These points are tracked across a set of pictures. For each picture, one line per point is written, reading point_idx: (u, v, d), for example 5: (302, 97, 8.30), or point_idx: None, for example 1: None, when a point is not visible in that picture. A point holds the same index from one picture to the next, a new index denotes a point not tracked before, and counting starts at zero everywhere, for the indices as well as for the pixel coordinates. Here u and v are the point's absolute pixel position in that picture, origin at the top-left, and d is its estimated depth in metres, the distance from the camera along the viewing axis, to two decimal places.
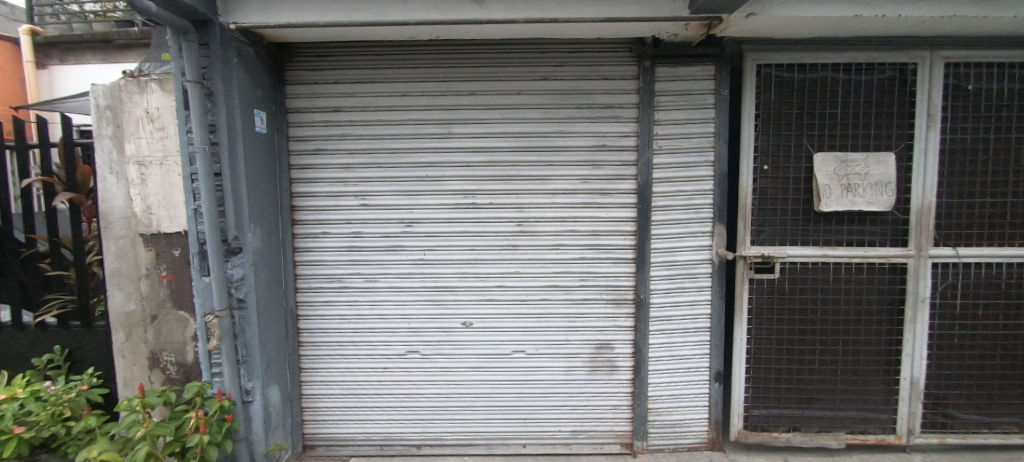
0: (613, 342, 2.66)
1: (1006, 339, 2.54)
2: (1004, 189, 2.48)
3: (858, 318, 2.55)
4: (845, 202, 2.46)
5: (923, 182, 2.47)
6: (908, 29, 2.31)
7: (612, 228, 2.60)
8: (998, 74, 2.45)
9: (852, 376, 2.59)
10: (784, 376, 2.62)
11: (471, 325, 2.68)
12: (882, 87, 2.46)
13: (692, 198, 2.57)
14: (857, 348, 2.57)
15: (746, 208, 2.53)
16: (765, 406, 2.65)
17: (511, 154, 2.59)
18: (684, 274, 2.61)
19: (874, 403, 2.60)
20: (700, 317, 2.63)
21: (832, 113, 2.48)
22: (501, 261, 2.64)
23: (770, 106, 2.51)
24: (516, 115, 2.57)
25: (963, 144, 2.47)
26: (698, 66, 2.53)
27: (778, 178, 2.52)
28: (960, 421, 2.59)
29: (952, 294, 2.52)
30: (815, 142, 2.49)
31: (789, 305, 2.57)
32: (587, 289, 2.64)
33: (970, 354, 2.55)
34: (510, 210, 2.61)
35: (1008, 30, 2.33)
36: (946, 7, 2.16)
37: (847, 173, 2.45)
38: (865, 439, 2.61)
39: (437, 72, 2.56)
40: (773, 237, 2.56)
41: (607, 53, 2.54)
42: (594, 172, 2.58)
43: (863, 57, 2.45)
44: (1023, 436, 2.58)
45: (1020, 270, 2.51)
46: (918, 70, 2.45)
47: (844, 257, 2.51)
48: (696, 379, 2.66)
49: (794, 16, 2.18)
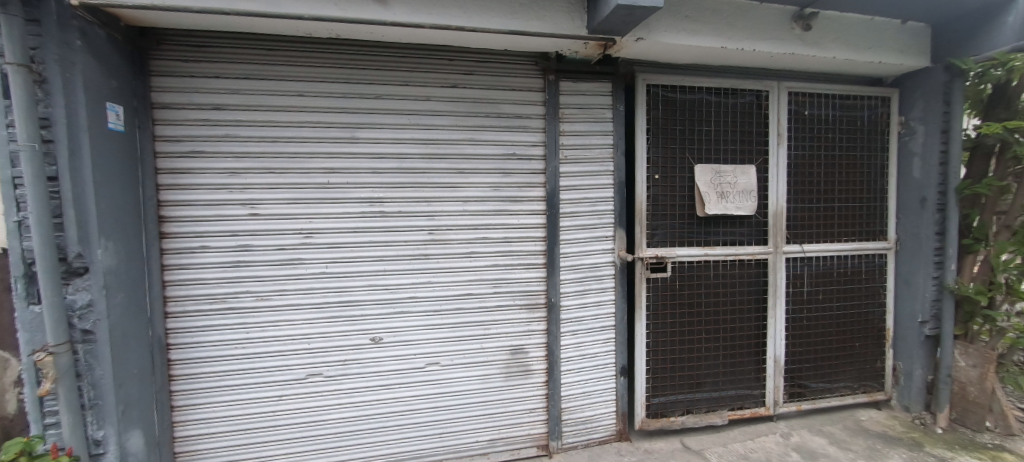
0: (527, 346, 2.71)
1: (839, 318, 3.12)
2: (834, 195, 3.06)
3: (734, 308, 2.94)
4: (720, 208, 2.83)
5: (776, 191, 2.94)
6: (760, 61, 2.76)
7: (523, 235, 2.66)
8: (825, 102, 3.03)
9: (730, 359, 2.96)
10: (677, 364, 2.90)
11: (382, 341, 2.53)
12: (743, 109, 2.90)
13: (595, 205, 2.74)
14: (733, 334, 2.96)
15: (642, 213, 2.78)
16: (663, 393, 2.91)
17: (421, 161, 2.52)
18: (590, 277, 2.76)
19: (748, 381, 3.00)
20: (606, 316, 2.81)
21: (708, 130, 2.85)
22: (413, 271, 2.55)
23: (658, 122, 2.80)
24: (425, 121, 2.52)
25: (803, 159, 3.00)
26: (596, 83, 2.73)
27: (667, 187, 2.82)
28: (810, 388, 3.11)
29: (801, 283, 3.03)
30: (695, 155, 2.84)
31: (679, 300, 2.87)
32: (500, 296, 2.66)
33: (815, 333, 3.08)
34: (421, 218, 2.54)
35: (829, 68, 2.90)
36: (784, 46, 2.63)
37: (721, 182, 2.83)
38: (743, 414, 2.99)
39: (339, 72, 2.41)
40: (665, 239, 2.84)
41: (514, 64, 2.62)
42: (505, 180, 2.63)
43: (728, 83, 2.86)
44: (853, 397, 3.18)
45: (846, 261, 3.10)
46: (769, 97, 2.93)
47: (721, 255, 2.88)
48: (603, 376, 2.83)
49: (674, 43, 2.48)
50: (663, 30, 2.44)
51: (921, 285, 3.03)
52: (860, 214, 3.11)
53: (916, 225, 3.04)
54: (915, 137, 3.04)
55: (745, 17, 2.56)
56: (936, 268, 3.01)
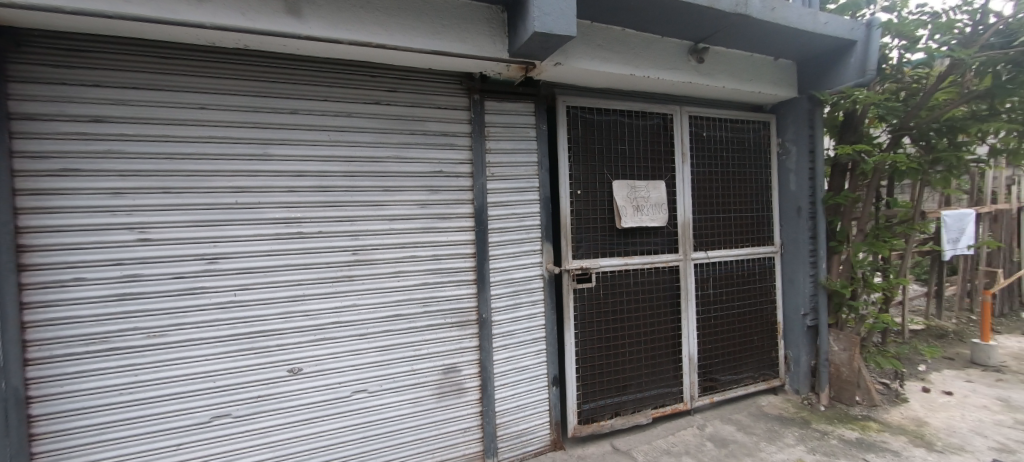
0: (459, 365, 2.67)
1: (740, 315, 3.49)
2: (730, 206, 3.45)
3: (652, 313, 3.17)
4: (637, 219, 3.06)
5: (683, 203, 3.24)
6: (663, 88, 3.06)
7: (452, 251, 2.65)
8: (719, 125, 3.43)
9: (651, 360, 3.18)
10: (605, 369, 3.05)
11: (303, 371, 2.36)
12: (651, 130, 3.19)
13: (522, 220, 2.82)
14: (653, 336, 3.18)
15: (567, 227, 2.91)
16: (593, 399, 3.03)
17: (342, 179, 2.42)
18: (520, 290, 2.82)
19: (668, 380, 3.23)
20: (536, 328, 2.87)
21: (622, 149, 3.08)
22: (336, 294, 2.41)
23: (578, 141, 2.97)
24: (346, 138, 2.43)
25: (703, 175, 3.35)
26: (519, 103, 2.83)
27: (588, 201, 2.99)
28: (719, 381, 3.43)
29: (708, 286, 3.35)
30: (612, 172, 3.05)
31: (604, 308, 3.03)
32: (430, 315, 2.60)
33: (721, 331, 3.42)
34: (344, 238, 2.43)
35: (720, 95, 3.30)
36: (682, 75, 2.95)
37: (636, 196, 3.07)
38: (665, 410, 3.20)
39: (248, 85, 2.25)
40: (589, 251, 2.99)
41: (438, 83, 2.63)
42: (432, 197, 2.61)
43: (638, 105, 3.12)
44: (755, 385, 3.55)
45: (743, 264, 3.49)
46: (673, 119, 3.24)
47: (639, 264, 3.10)
48: (536, 387, 2.87)
49: (588, 69, 2.66)
50: (578, 56, 2.61)
51: (802, 282, 3.50)
52: (752, 223, 3.54)
53: (795, 231, 3.53)
54: (790, 155, 3.54)
55: (649, 48, 2.83)
56: (812, 267, 3.50)
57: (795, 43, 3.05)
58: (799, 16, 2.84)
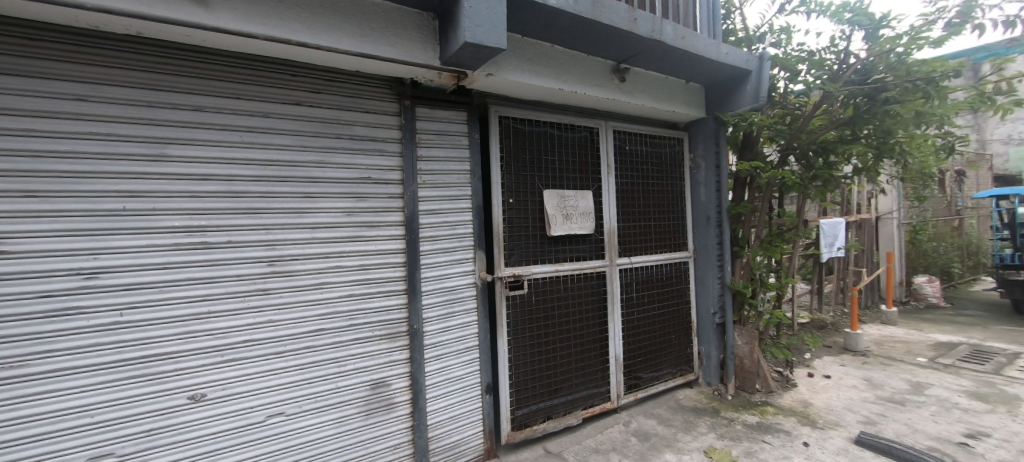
0: (388, 379, 2.56)
1: (660, 316, 3.76)
2: (650, 215, 3.72)
3: (581, 316, 3.30)
4: (566, 227, 3.19)
5: (608, 211, 3.43)
6: (589, 103, 3.23)
7: (381, 261, 2.55)
8: (639, 139, 3.69)
9: (581, 363, 3.30)
10: (537, 374, 3.11)
11: (207, 398, 2.11)
12: (578, 142, 3.34)
13: (454, 228, 2.80)
14: (583, 339, 3.31)
15: (499, 234, 2.95)
16: (526, 404, 3.08)
17: (258, 184, 2.23)
18: (452, 299, 2.79)
19: (596, 380, 3.38)
20: (469, 337, 2.86)
21: (552, 160, 3.20)
22: (249, 310, 2.21)
23: (509, 150, 3.03)
24: (263, 140, 2.25)
25: (626, 185, 3.58)
26: (451, 111, 2.83)
27: (520, 210, 3.05)
28: (643, 379, 3.66)
29: (631, 289, 3.57)
30: (542, 181, 3.14)
31: (536, 314, 3.10)
32: (357, 329, 2.47)
33: (644, 331, 3.65)
34: (261, 248, 2.24)
35: (639, 113, 3.56)
36: (605, 92, 3.14)
37: (565, 205, 3.19)
38: (594, 410, 3.34)
39: (142, 76, 2.00)
40: (521, 258, 3.05)
41: (366, 86, 2.54)
42: (359, 205, 2.49)
43: (565, 118, 3.26)
44: (674, 381, 3.84)
45: (662, 268, 3.77)
46: (599, 133, 3.43)
47: (569, 270, 3.22)
48: (469, 396, 2.85)
49: (518, 81, 2.73)
50: (508, 68, 2.67)
51: (712, 284, 3.86)
52: (669, 230, 3.84)
53: (705, 238, 3.89)
54: (700, 169, 3.92)
55: (574, 65, 2.98)
56: (719, 270, 3.88)
57: (702, 68, 3.39)
58: (705, 45, 3.17)
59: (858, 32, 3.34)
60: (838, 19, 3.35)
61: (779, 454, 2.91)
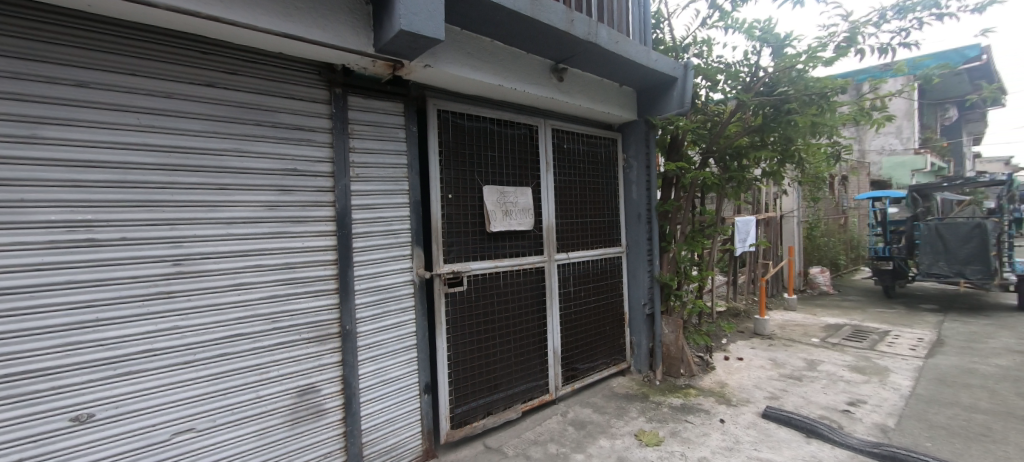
0: (317, 384, 2.40)
1: (596, 309, 3.91)
2: (586, 212, 3.84)
3: (520, 311, 3.34)
4: (505, 224, 3.20)
5: (547, 208, 3.50)
6: (527, 100, 3.26)
7: (309, 259, 2.38)
8: (576, 138, 3.79)
9: (520, 358, 3.34)
10: (477, 371, 3.10)
11: (94, 418, 1.84)
12: (517, 139, 3.36)
13: (390, 224, 2.69)
14: (522, 334, 3.35)
15: (438, 230, 2.88)
16: (466, 401, 3.06)
17: (161, 174, 1.97)
18: (388, 297, 2.67)
19: (535, 374, 3.45)
20: (407, 337, 2.76)
21: (491, 156, 3.19)
22: (149, 316, 1.95)
23: (447, 145, 2.97)
24: (168, 124, 2.00)
25: (563, 183, 3.67)
26: (386, 102, 2.71)
27: (459, 206, 3.02)
28: (579, 370, 3.79)
29: (569, 283, 3.68)
30: (481, 177, 3.12)
31: (475, 311, 3.08)
32: (280, 332, 2.29)
33: (581, 324, 3.78)
34: (166, 246, 1.99)
35: (576, 113, 3.66)
36: (543, 90, 3.18)
37: (505, 201, 3.20)
38: (533, 403, 3.40)
39: (9, 43, 1.70)
40: (460, 255, 3.02)
41: (292, 71, 2.35)
42: (284, 198, 2.30)
43: (504, 115, 3.26)
44: (609, 370, 4.02)
45: (598, 263, 3.92)
46: (537, 131, 3.48)
47: (508, 266, 3.24)
48: (407, 397, 2.76)
49: (456, 74, 2.68)
50: (446, 60, 2.61)
51: (642, 277, 4.09)
52: (604, 227, 4.00)
53: (636, 234, 4.11)
54: (633, 169, 4.13)
55: (513, 61, 2.99)
56: (649, 264, 4.13)
57: (633, 73, 3.56)
58: (636, 51, 3.33)
59: (766, 49, 3.70)
60: (750, 36, 3.69)
61: (699, 431, 3.17)
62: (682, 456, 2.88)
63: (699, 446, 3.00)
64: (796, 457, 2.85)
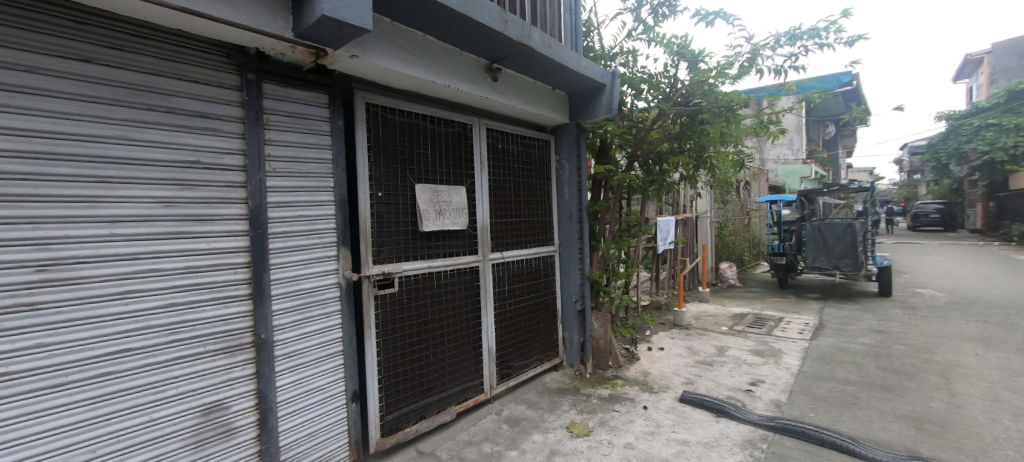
0: (227, 401, 2.16)
1: (530, 307, 3.96)
2: (520, 212, 3.88)
3: (454, 312, 3.28)
4: (439, 223, 3.13)
5: (481, 207, 3.47)
6: (460, 98, 3.21)
7: (217, 262, 2.13)
8: (510, 138, 3.81)
9: (454, 359, 3.28)
10: (409, 375, 3.00)
11: None
12: (451, 137, 3.29)
13: (312, 223, 2.50)
14: (456, 335, 3.30)
15: (367, 230, 2.74)
16: (397, 407, 2.94)
17: (22, 163, 1.66)
18: (311, 302, 2.49)
19: (470, 374, 3.41)
20: (332, 343, 2.59)
21: (423, 152, 3.09)
22: (5, 333, 1.63)
23: (376, 140, 2.82)
24: (31, 104, 1.68)
25: (497, 182, 3.67)
26: (308, 91, 2.51)
27: (390, 204, 2.89)
28: (513, 368, 3.81)
29: (503, 282, 3.68)
30: (413, 175, 3.02)
31: (407, 313, 2.97)
32: (181, 345, 2.02)
33: (515, 322, 3.81)
34: (29, 249, 1.67)
35: (510, 113, 3.67)
36: (476, 88, 3.14)
37: (438, 200, 3.13)
38: (468, 403, 3.36)
39: None
40: (390, 256, 2.89)
41: (195, 51, 2.09)
42: (186, 194, 2.04)
43: (436, 111, 3.18)
44: (542, 367, 4.09)
45: (531, 262, 3.97)
46: (471, 129, 3.44)
47: (442, 266, 3.16)
48: (332, 408, 2.59)
49: (385, 67, 2.55)
50: (374, 51, 2.47)
51: (573, 275, 4.21)
52: (538, 226, 4.06)
53: (568, 233, 4.23)
54: (565, 170, 4.24)
55: (446, 57, 2.92)
56: (580, 262, 4.27)
57: (565, 77, 3.65)
58: (567, 56, 3.41)
59: (683, 64, 3.97)
60: (669, 49, 3.95)
61: (625, 419, 3.33)
62: (610, 443, 3.01)
63: (625, 432, 3.15)
64: (708, 436, 3.11)
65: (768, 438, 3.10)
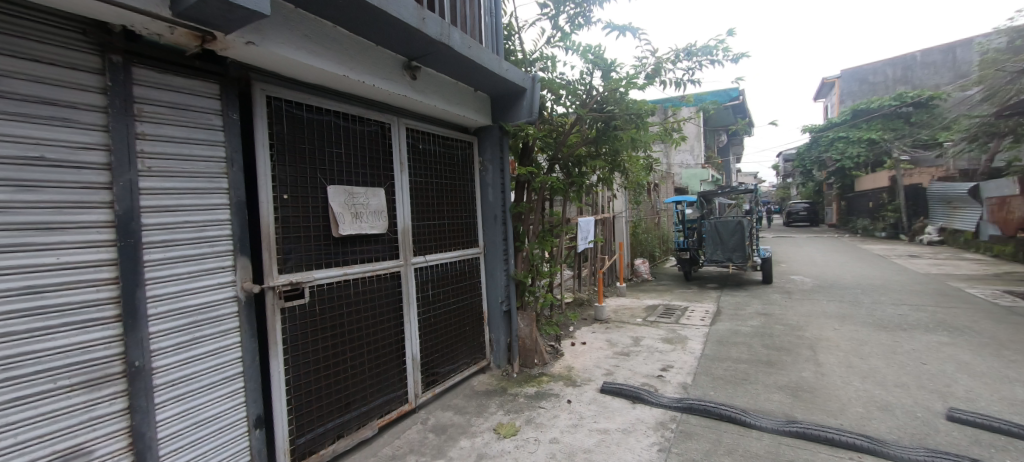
0: (89, 444, 1.81)
1: (456, 310, 3.87)
2: (444, 214, 3.77)
3: (375, 321, 3.10)
4: (355, 227, 2.93)
5: (402, 210, 3.32)
6: (377, 95, 3.04)
7: (74, 278, 1.78)
8: (431, 139, 3.69)
9: (375, 370, 3.09)
10: (323, 392, 2.77)
11: None
12: (368, 136, 3.11)
13: (202, 230, 2.20)
14: (377, 345, 3.11)
15: (270, 236, 2.48)
16: (311, 428, 2.70)
17: None
18: (201, 320, 2.18)
19: (393, 385, 3.23)
20: (229, 366, 2.30)
21: (336, 152, 2.88)
22: None
23: (280, 138, 2.57)
24: None
25: (419, 184, 3.54)
26: (194, 80, 2.21)
27: (298, 207, 2.65)
28: (440, 374, 3.70)
29: (427, 287, 3.55)
30: (325, 176, 2.80)
31: (320, 325, 2.74)
32: (22, 383, 1.66)
33: (440, 327, 3.69)
34: None
35: (431, 113, 3.56)
36: (393, 85, 2.99)
37: (354, 203, 2.93)
38: (390, 416, 3.19)
39: None
40: (299, 264, 2.65)
41: (38, 25, 1.73)
42: (26, 197, 1.68)
43: (350, 108, 2.98)
44: (470, 371, 4.02)
45: (456, 265, 3.88)
46: (390, 129, 3.28)
47: (359, 272, 2.96)
48: (230, 438, 2.30)
49: (288, 58, 2.32)
50: (275, 39, 2.24)
51: (499, 277, 4.20)
52: (462, 228, 3.99)
53: (492, 235, 4.21)
54: (488, 172, 4.21)
55: (359, 52, 2.74)
56: (505, 263, 4.26)
57: (486, 79, 3.62)
58: (488, 59, 3.39)
59: (597, 72, 4.14)
60: (584, 58, 4.09)
61: (550, 415, 3.38)
62: (536, 440, 3.03)
63: (550, 428, 3.20)
64: (625, 422, 3.26)
65: (677, 418, 3.33)
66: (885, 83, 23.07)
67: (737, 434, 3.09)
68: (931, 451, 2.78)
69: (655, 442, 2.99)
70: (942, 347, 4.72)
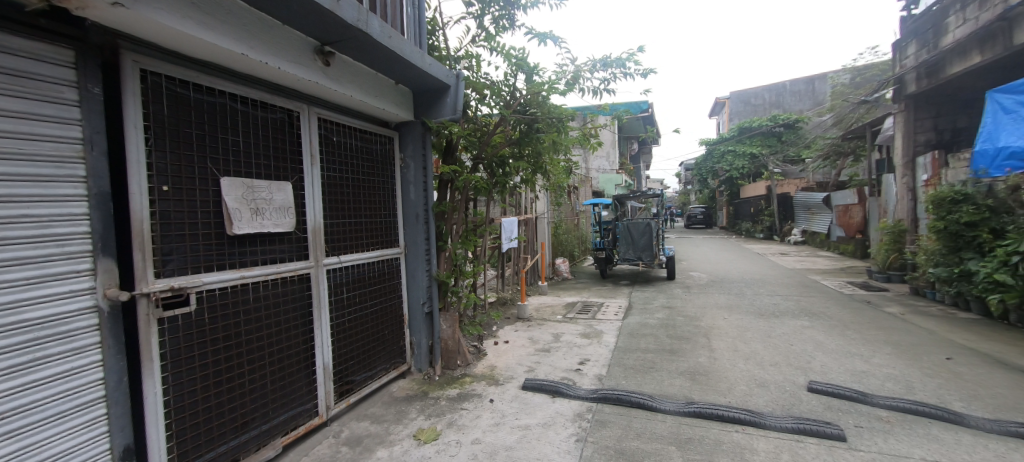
0: None
1: (373, 314, 3.65)
2: (361, 212, 3.53)
3: (279, 329, 2.79)
4: (255, 225, 2.63)
5: (313, 208, 3.04)
6: (282, 80, 2.75)
7: None
8: (347, 131, 3.44)
9: (279, 384, 2.79)
10: (214, 412, 2.43)
11: None
12: (272, 124, 2.80)
13: (48, 224, 1.81)
14: (282, 355, 2.81)
15: (145, 234, 2.12)
16: (197, 455, 2.36)
17: None
18: (45, 335, 1.80)
19: (300, 398, 2.95)
20: (86, 389, 1.93)
21: (231, 139, 2.55)
22: None
23: (158, 119, 2.21)
24: None
25: (332, 179, 3.27)
26: (39, 44, 1.82)
27: (182, 202, 2.30)
28: (355, 382, 3.46)
29: (341, 290, 3.29)
30: (217, 166, 2.47)
31: (210, 337, 2.40)
32: None
33: (356, 333, 3.44)
34: None
35: (347, 103, 3.31)
36: (301, 69, 2.73)
37: (253, 197, 2.63)
38: (297, 432, 2.90)
39: None
40: (183, 267, 2.30)
41: None
42: None
43: (249, 91, 2.66)
44: (388, 377, 3.81)
45: (374, 266, 3.66)
46: (299, 118, 2.98)
47: (260, 275, 2.66)
48: None
49: (168, 26, 1.99)
50: (151, 3, 1.91)
51: (420, 278, 4.04)
52: (381, 227, 3.77)
53: (414, 235, 4.03)
54: (409, 169, 4.03)
55: (260, 29, 2.45)
56: (427, 264, 4.11)
57: (407, 72, 3.47)
58: (411, 51, 3.23)
59: (520, 75, 4.16)
60: (508, 59, 4.09)
61: (472, 415, 3.32)
62: (458, 443, 2.94)
63: (472, 429, 3.13)
64: (545, 416, 3.30)
65: (593, 408, 3.44)
66: (765, 104, 26.37)
67: (645, 418, 3.26)
68: (797, 418, 3.17)
69: (573, 433, 3.06)
70: (805, 329, 5.45)
